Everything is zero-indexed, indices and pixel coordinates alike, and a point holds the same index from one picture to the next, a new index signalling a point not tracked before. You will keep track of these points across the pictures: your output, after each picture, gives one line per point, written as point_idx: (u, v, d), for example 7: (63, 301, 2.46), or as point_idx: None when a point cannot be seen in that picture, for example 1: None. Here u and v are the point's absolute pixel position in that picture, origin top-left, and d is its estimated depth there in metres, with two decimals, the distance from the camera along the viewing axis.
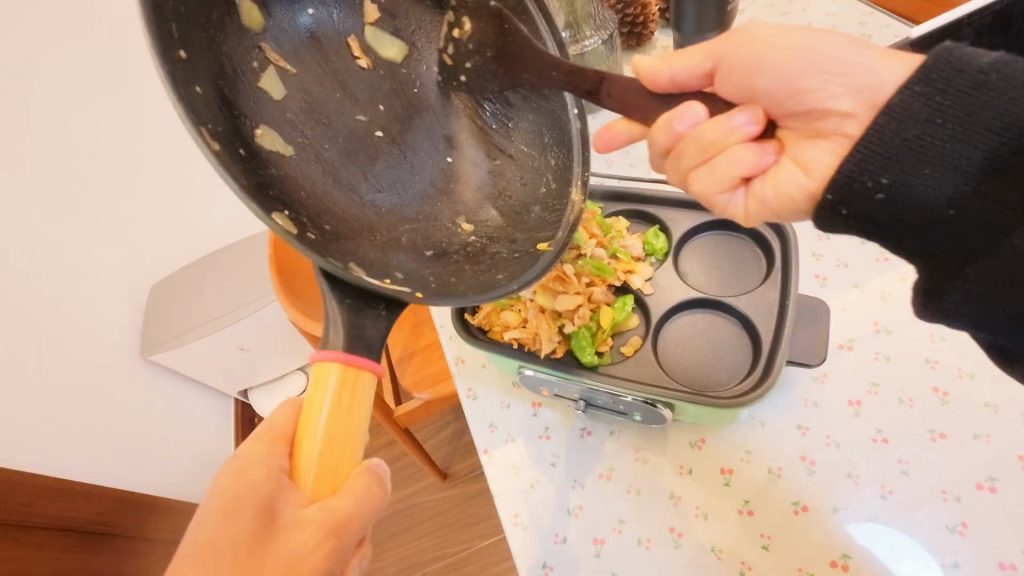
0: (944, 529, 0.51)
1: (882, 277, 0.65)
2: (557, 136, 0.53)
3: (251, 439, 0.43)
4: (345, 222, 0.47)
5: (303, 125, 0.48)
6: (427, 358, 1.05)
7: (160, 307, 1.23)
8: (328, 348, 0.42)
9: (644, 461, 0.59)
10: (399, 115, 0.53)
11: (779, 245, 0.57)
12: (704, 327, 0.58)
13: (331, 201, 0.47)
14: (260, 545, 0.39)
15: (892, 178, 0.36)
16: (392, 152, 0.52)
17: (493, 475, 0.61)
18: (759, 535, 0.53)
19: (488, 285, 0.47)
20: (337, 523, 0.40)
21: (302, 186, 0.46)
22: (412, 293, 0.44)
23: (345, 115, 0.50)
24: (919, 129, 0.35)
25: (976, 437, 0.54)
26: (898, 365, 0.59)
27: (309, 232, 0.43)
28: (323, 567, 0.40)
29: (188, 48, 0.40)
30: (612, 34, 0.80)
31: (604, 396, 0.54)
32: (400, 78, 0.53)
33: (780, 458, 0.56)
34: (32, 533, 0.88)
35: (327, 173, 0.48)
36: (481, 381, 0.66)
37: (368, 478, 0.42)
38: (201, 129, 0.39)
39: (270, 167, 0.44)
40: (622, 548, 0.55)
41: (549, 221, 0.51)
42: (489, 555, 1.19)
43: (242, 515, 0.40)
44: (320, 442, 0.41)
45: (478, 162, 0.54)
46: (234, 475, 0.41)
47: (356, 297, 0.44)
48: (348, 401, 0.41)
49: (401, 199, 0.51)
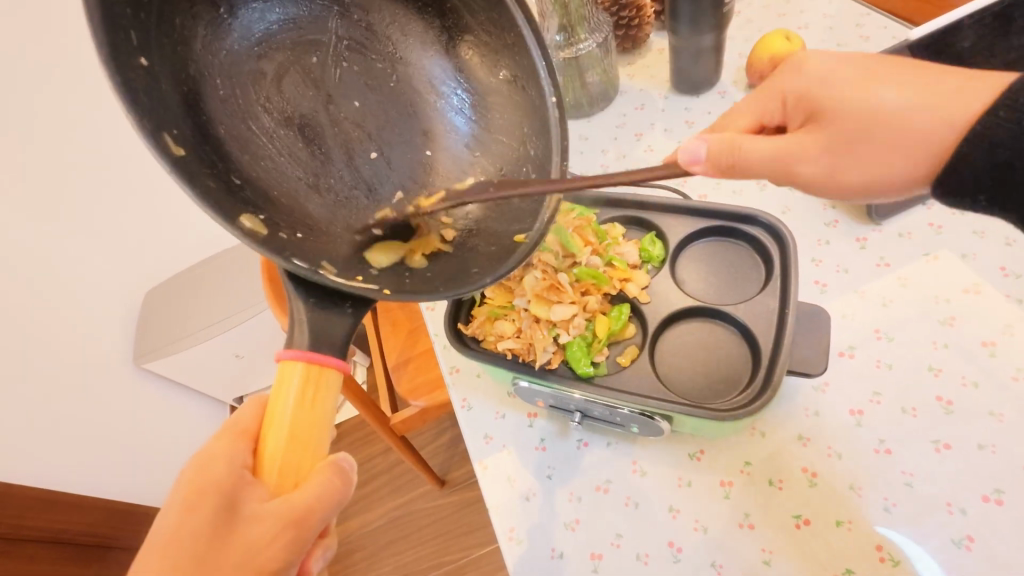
0: (951, 544, 0.49)
1: (883, 283, 0.64)
2: (535, 126, 0.50)
3: (215, 437, 0.41)
4: (321, 225, 0.47)
5: (276, 127, 0.46)
6: (423, 365, 1.04)
7: (154, 316, 1.21)
8: (293, 346, 0.41)
9: (642, 473, 0.58)
10: (378, 110, 0.51)
11: (778, 251, 0.56)
12: (702, 336, 0.57)
13: (302, 202, 0.47)
14: (217, 539, 0.37)
15: (988, 198, 0.35)
16: (369, 155, 0.51)
17: (488, 487, 0.60)
18: (760, 550, 0.52)
19: (462, 280, 0.46)
20: (297, 515, 0.38)
21: (275, 187, 0.45)
22: (379, 291, 0.44)
23: (323, 116, 0.49)
24: (1019, 153, 0.33)
25: (981, 448, 0.53)
26: (901, 373, 0.58)
27: (298, 236, 0.44)
28: (280, 560, 0.38)
29: (149, 56, 0.39)
30: (607, 36, 0.78)
31: (601, 408, 0.53)
32: (376, 73, 0.51)
33: (781, 471, 0.55)
34: (22, 545, 0.88)
35: (304, 173, 0.47)
36: (475, 392, 0.65)
37: (329, 471, 0.40)
38: (163, 136, 0.38)
39: (241, 172, 0.43)
40: (620, 563, 0.53)
41: (527, 213, 0.49)
42: (488, 563, 1.17)
43: (200, 510, 0.37)
44: (284, 437, 0.40)
45: (455, 156, 0.53)
46: (196, 471, 0.39)
47: (322, 296, 0.43)
48: (311, 395, 0.40)
49: (377, 193, 0.51)
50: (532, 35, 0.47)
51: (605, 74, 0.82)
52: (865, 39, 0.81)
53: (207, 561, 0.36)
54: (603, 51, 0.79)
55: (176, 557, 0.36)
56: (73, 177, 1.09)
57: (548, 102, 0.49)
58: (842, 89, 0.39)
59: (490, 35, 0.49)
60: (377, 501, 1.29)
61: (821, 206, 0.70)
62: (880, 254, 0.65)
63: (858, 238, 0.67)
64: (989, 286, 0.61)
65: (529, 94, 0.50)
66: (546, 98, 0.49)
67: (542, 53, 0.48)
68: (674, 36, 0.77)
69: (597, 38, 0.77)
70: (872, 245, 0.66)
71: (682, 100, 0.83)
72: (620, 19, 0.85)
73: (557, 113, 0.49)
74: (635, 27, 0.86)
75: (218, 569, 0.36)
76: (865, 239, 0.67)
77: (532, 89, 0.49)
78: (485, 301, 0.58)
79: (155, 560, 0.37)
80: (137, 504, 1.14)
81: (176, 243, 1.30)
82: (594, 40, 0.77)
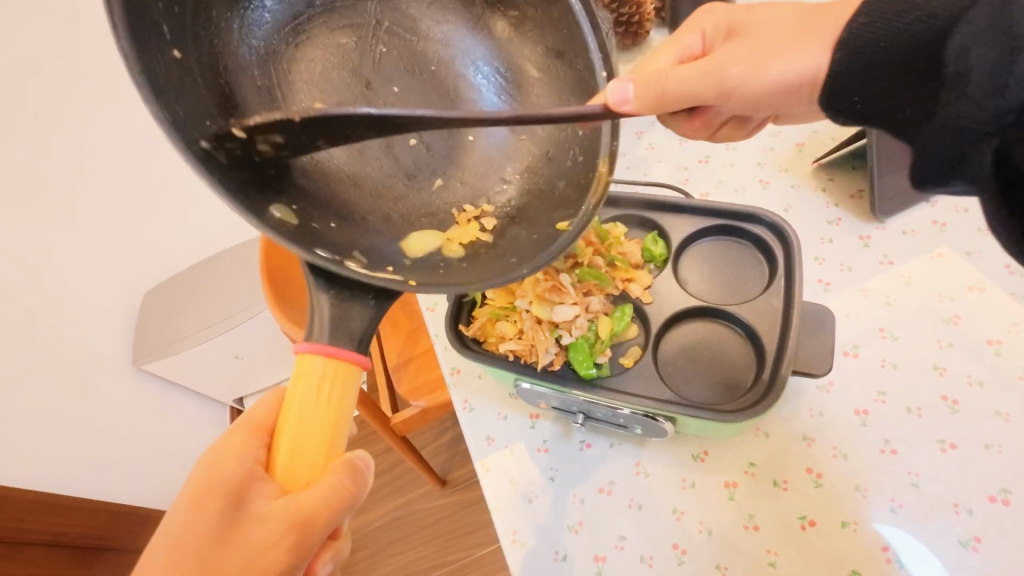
0: (958, 545, 0.49)
1: (887, 281, 0.63)
2: (583, 103, 0.47)
3: (229, 431, 0.41)
4: (359, 212, 0.47)
5: (313, 115, 0.47)
6: (424, 365, 1.04)
7: (154, 317, 1.20)
8: (312, 340, 0.41)
9: (645, 474, 0.57)
10: (416, 92, 0.50)
11: (782, 250, 0.55)
12: (707, 336, 0.56)
13: (339, 185, 0.47)
14: (225, 538, 0.37)
15: (863, 98, 0.41)
16: (410, 142, 0.50)
17: (490, 491, 0.59)
18: (765, 552, 0.51)
19: (501, 270, 0.44)
20: (304, 517, 0.37)
21: (312, 175, 0.46)
22: (405, 283, 0.42)
23: (361, 102, 0.49)
24: (869, 52, 0.39)
25: (987, 448, 0.52)
26: (906, 372, 0.57)
27: (331, 226, 0.45)
28: (286, 562, 0.37)
29: (181, 48, 0.39)
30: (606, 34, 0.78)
31: (604, 409, 0.53)
32: (416, 56, 0.51)
33: (786, 471, 0.55)
34: (22, 549, 0.89)
35: (342, 161, 0.48)
36: (478, 392, 0.64)
37: (339, 472, 0.39)
38: (195, 124, 0.38)
39: (279, 160, 0.44)
40: (625, 566, 0.53)
41: (572, 197, 0.47)
42: (490, 563, 1.17)
43: (209, 506, 0.38)
44: (298, 434, 0.39)
45: (497, 143, 0.52)
46: (209, 465, 0.39)
47: (344, 287, 0.42)
48: (328, 392, 0.40)
49: (416, 178, 0.50)
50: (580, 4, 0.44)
51: None
52: None
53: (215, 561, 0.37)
54: None
55: (186, 556, 0.37)
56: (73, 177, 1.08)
57: (599, 77, 0.46)
58: (750, 18, 0.46)
59: (534, 10, 0.47)
60: (377, 501, 1.29)
61: (823, 204, 0.70)
62: (883, 252, 0.65)
63: (861, 236, 0.67)
64: (993, 284, 0.60)
65: (576, 68, 0.47)
66: (596, 72, 0.46)
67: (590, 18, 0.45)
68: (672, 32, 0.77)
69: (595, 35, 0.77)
70: (876, 243, 0.66)
71: None
72: (619, 16, 0.84)
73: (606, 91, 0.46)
74: (634, 24, 0.85)
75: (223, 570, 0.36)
76: (868, 237, 0.67)
77: (579, 61, 0.47)
78: (486, 302, 0.58)
79: (166, 559, 0.37)
80: (136, 506, 1.14)
81: (176, 243, 1.29)
82: None
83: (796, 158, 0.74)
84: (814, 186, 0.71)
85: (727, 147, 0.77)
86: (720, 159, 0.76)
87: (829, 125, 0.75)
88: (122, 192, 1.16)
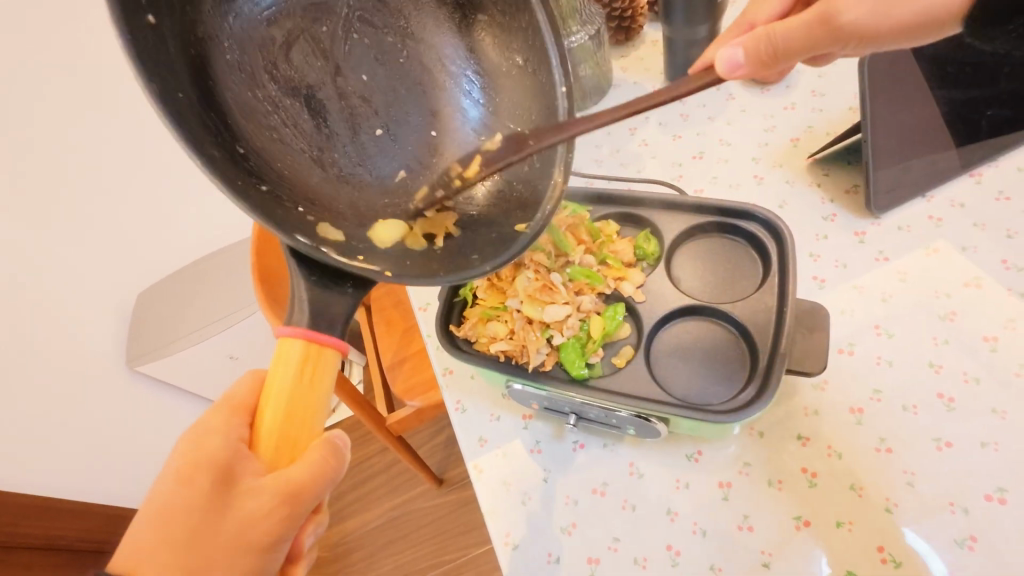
0: (953, 545, 0.48)
1: (883, 278, 0.63)
2: (542, 112, 0.47)
3: (210, 411, 0.41)
4: (324, 200, 0.45)
5: (281, 97, 0.45)
6: (418, 365, 1.03)
7: (148, 318, 1.17)
8: (294, 324, 0.40)
9: (638, 475, 0.57)
10: (384, 85, 0.49)
11: (776, 247, 0.55)
12: (699, 335, 0.55)
13: (306, 172, 0.45)
14: (213, 511, 0.37)
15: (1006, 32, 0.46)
16: (375, 132, 0.49)
17: (482, 493, 0.58)
18: (759, 552, 0.51)
19: (461, 265, 0.44)
20: (292, 491, 0.38)
21: (278, 157, 0.44)
22: (382, 272, 0.42)
23: (329, 91, 0.47)
24: None
25: (983, 446, 0.52)
26: (901, 370, 0.57)
27: (300, 211, 0.43)
28: (274, 533, 0.38)
29: (156, 14, 0.37)
30: (599, 29, 0.77)
31: (597, 410, 0.52)
32: (386, 47, 0.49)
33: (781, 471, 0.54)
34: (18, 553, 0.90)
35: (308, 147, 0.46)
36: (469, 393, 0.64)
37: (323, 450, 0.39)
38: (166, 95, 0.37)
39: (250, 140, 0.42)
40: (619, 567, 0.52)
41: (529, 201, 0.47)
42: (486, 562, 1.17)
43: (198, 483, 0.37)
44: (280, 414, 0.39)
45: (460, 141, 0.50)
46: (194, 443, 0.39)
47: (324, 274, 0.41)
48: (309, 375, 0.39)
49: (380, 171, 0.49)
50: (546, 20, 0.45)
51: (597, 67, 0.80)
52: None
53: (205, 533, 0.37)
54: (595, 44, 0.78)
55: (173, 529, 0.37)
56: (73, 177, 1.07)
57: (558, 90, 0.46)
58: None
59: (503, 15, 0.47)
60: (374, 501, 1.28)
61: (818, 199, 0.69)
62: (878, 247, 0.64)
63: (856, 232, 0.66)
64: (989, 280, 0.60)
65: (537, 77, 0.48)
66: (555, 86, 0.46)
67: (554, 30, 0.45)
68: (668, 27, 0.76)
69: (589, 30, 0.76)
70: (871, 239, 0.65)
71: None
72: (612, 10, 0.83)
73: (565, 103, 0.46)
74: (628, 19, 0.85)
75: (217, 542, 0.37)
76: (863, 233, 0.66)
77: (540, 71, 0.47)
78: (477, 302, 0.57)
79: (154, 532, 0.37)
80: (127, 508, 1.14)
81: (175, 244, 1.26)
82: (587, 33, 0.75)
83: (790, 153, 0.73)
84: (810, 181, 0.71)
85: (722, 144, 0.76)
86: (716, 155, 0.75)
87: (824, 120, 0.75)
88: (122, 192, 1.15)
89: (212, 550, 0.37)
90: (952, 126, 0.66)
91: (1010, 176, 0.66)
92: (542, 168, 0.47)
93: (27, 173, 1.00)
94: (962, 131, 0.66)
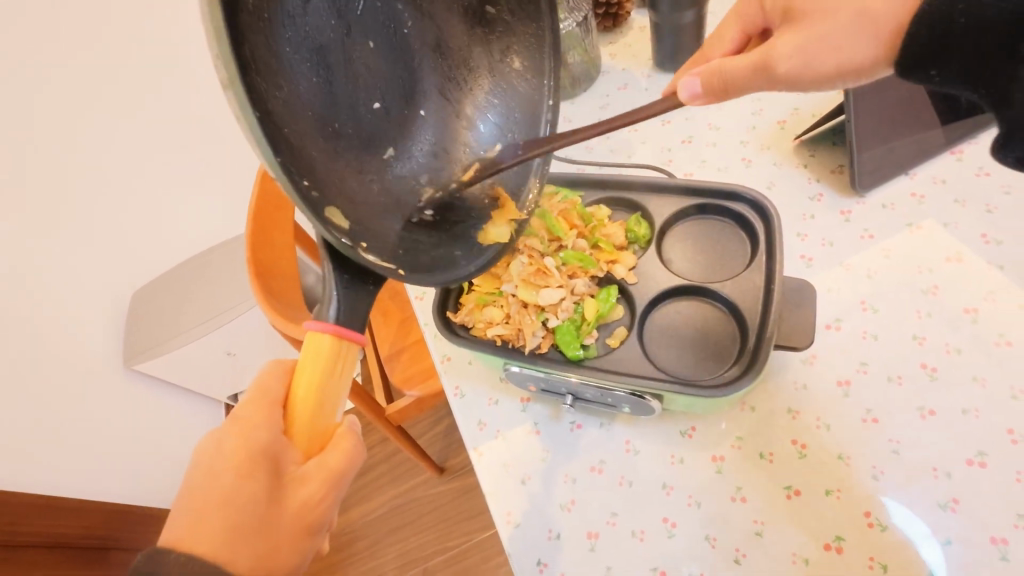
0: (936, 507, 0.50)
1: (866, 254, 0.64)
2: (525, 116, 0.53)
3: (240, 405, 0.41)
4: (326, 175, 0.41)
5: (296, 53, 0.39)
6: (417, 355, 1.05)
7: (144, 316, 1.17)
8: (321, 319, 0.41)
9: (635, 452, 0.58)
10: (387, 53, 0.46)
11: (763, 228, 0.56)
12: (691, 314, 0.57)
13: (311, 141, 0.40)
14: (263, 499, 0.39)
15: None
16: (372, 106, 0.46)
17: (483, 474, 0.60)
18: (752, 522, 0.52)
19: (450, 261, 0.48)
20: (336, 476, 0.41)
21: (288, 125, 0.38)
22: (396, 270, 0.43)
23: (340, 54, 0.43)
24: None
25: (965, 413, 0.54)
26: (886, 344, 0.59)
27: (304, 185, 0.38)
28: (322, 515, 0.42)
29: None
30: (587, 15, 0.77)
31: (593, 390, 0.53)
32: (393, 14, 0.46)
33: (771, 443, 0.56)
34: (22, 551, 0.90)
35: (315, 113, 0.40)
36: (468, 378, 0.65)
37: (355, 438, 0.43)
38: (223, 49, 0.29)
39: (269, 97, 0.36)
40: (618, 541, 0.54)
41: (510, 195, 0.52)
42: (489, 547, 1.18)
43: (246, 478, 0.39)
44: (313, 404, 0.41)
45: (444, 126, 0.51)
46: (234, 439, 0.40)
47: (356, 272, 0.43)
48: (340, 368, 0.41)
49: (373, 146, 0.46)
50: (551, 39, 0.52)
51: (586, 54, 0.81)
52: None
53: (256, 520, 0.39)
54: (583, 30, 0.78)
55: (220, 521, 0.38)
56: (72, 177, 1.06)
57: (545, 103, 0.53)
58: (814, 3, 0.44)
59: (508, 19, 0.51)
60: (377, 491, 1.30)
61: (805, 179, 0.71)
62: (863, 226, 0.66)
63: (842, 211, 0.68)
64: (970, 254, 0.62)
65: (530, 86, 0.53)
66: (545, 100, 0.53)
67: (554, 54, 0.53)
68: (655, 14, 0.76)
69: (577, 16, 0.76)
70: (856, 218, 0.67)
71: (666, 79, 0.83)
72: None
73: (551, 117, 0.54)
74: (615, 6, 0.85)
75: (273, 529, 0.39)
76: (849, 212, 0.67)
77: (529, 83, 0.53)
78: (473, 288, 0.58)
79: (200, 524, 0.38)
80: (131, 505, 1.14)
81: (175, 243, 1.26)
82: (575, 19, 0.76)
83: (778, 135, 0.74)
84: (796, 163, 0.72)
85: (710, 128, 0.77)
86: (704, 139, 0.77)
87: (809, 101, 0.76)
88: (121, 192, 1.14)
89: (266, 536, 0.39)
90: (933, 104, 0.68)
91: (989, 152, 0.67)
92: (519, 177, 0.55)
93: (26, 173, 0.99)
94: (944, 109, 0.68)
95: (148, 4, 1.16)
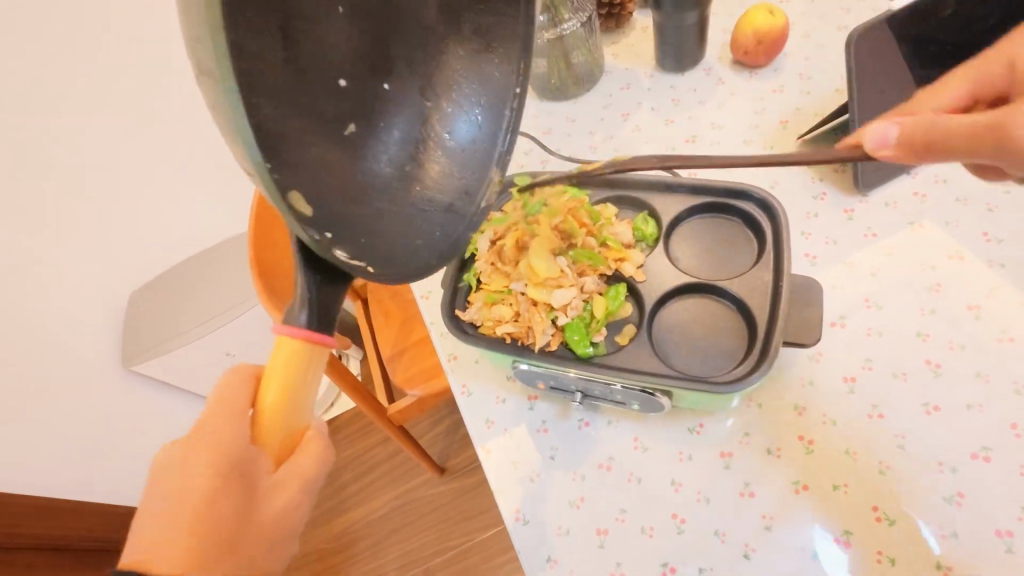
0: (943, 501, 0.51)
1: (869, 252, 0.65)
2: (491, 97, 0.50)
3: (209, 410, 0.42)
4: (290, 157, 0.38)
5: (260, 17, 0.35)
6: (419, 354, 1.04)
7: (144, 316, 1.16)
8: (292, 319, 0.40)
9: (643, 449, 0.59)
10: (354, 20, 0.44)
11: (769, 226, 0.57)
12: (698, 311, 0.57)
13: (275, 118, 0.37)
14: (234, 507, 0.41)
15: None
16: (338, 80, 0.43)
17: (492, 471, 0.60)
18: (761, 517, 0.53)
19: (413, 254, 0.44)
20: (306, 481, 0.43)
21: (253, 100, 0.35)
22: (363, 267, 0.41)
23: (304, 17, 0.39)
24: None
25: (969, 409, 0.54)
26: (890, 340, 0.59)
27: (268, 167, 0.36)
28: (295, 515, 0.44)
29: None
30: (591, 16, 0.78)
31: (601, 386, 0.54)
32: None
33: (779, 439, 0.56)
34: (19, 552, 0.92)
35: (277, 87, 0.38)
36: (475, 377, 0.65)
37: (324, 441, 0.44)
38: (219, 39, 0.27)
39: (239, 72, 0.33)
40: (627, 537, 0.54)
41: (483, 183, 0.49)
42: (490, 546, 1.19)
43: (216, 489, 0.40)
44: (281, 412, 0.41)
45: (410, 102, 0.48)
46: (207, 451, 0.41)
47: (323, 270, 0.41)
48: (306, 375, 0.40)
49: (335, 122, 0.43)
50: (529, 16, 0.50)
51: (590, 54, 0.81)
52: (846, 27, 0.81)
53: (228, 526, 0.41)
54: (587, 31, 0.78)
55: (193, 531, 0.40)
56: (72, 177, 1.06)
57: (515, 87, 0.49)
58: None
59: None
60: (377, 491, 1.30)
61: (808, 178, 0.71)
62: (867, 224, 0.67)
63: (845, 210, 0.68)
64: (971, 252, 0.62)
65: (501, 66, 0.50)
66: (512, 86, 0.49)
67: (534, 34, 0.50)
68: (659, 15, 0.77)
69: (581, 17, 0.76)
70: (860, 216, 0.68)
71: (669, 79, 0.84)
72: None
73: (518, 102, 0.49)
74: (618, 7, 0.85)
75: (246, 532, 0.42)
76: (852, 210, 0.68)
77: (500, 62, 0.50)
78: (482, 286, 0.59)
79: (174, 533, 0.40)
80: (114, 505, 1.11)
81: (175, 243, 1.26)
82: (578, 20, 0.76)
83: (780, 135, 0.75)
84: None
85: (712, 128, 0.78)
86: (707, 139, 0.77)
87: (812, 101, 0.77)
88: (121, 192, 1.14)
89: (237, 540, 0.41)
90: None
91: None
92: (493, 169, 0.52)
93: (25, 174, 0.98)
94: None
95: (148, 4, 1.16)
